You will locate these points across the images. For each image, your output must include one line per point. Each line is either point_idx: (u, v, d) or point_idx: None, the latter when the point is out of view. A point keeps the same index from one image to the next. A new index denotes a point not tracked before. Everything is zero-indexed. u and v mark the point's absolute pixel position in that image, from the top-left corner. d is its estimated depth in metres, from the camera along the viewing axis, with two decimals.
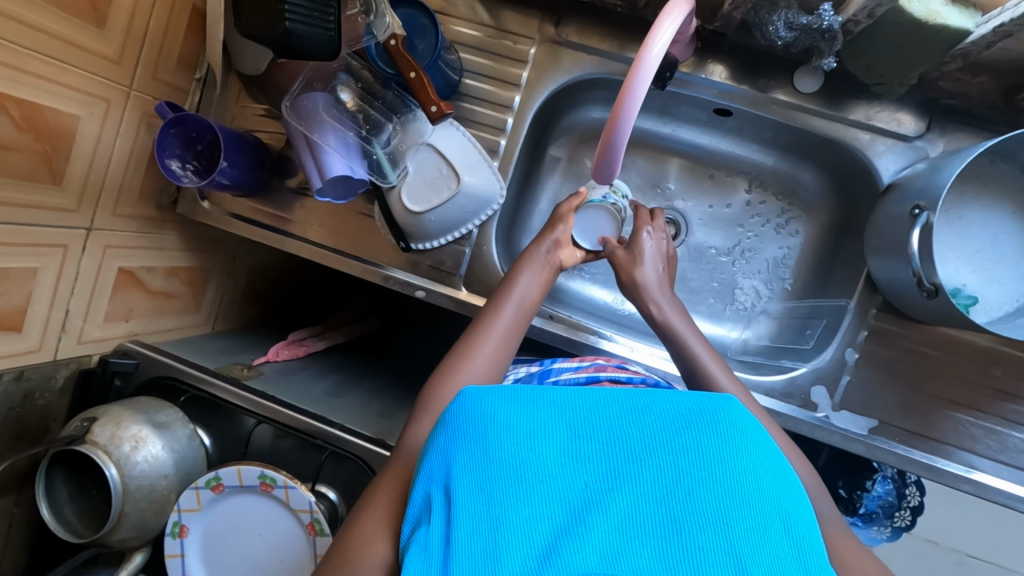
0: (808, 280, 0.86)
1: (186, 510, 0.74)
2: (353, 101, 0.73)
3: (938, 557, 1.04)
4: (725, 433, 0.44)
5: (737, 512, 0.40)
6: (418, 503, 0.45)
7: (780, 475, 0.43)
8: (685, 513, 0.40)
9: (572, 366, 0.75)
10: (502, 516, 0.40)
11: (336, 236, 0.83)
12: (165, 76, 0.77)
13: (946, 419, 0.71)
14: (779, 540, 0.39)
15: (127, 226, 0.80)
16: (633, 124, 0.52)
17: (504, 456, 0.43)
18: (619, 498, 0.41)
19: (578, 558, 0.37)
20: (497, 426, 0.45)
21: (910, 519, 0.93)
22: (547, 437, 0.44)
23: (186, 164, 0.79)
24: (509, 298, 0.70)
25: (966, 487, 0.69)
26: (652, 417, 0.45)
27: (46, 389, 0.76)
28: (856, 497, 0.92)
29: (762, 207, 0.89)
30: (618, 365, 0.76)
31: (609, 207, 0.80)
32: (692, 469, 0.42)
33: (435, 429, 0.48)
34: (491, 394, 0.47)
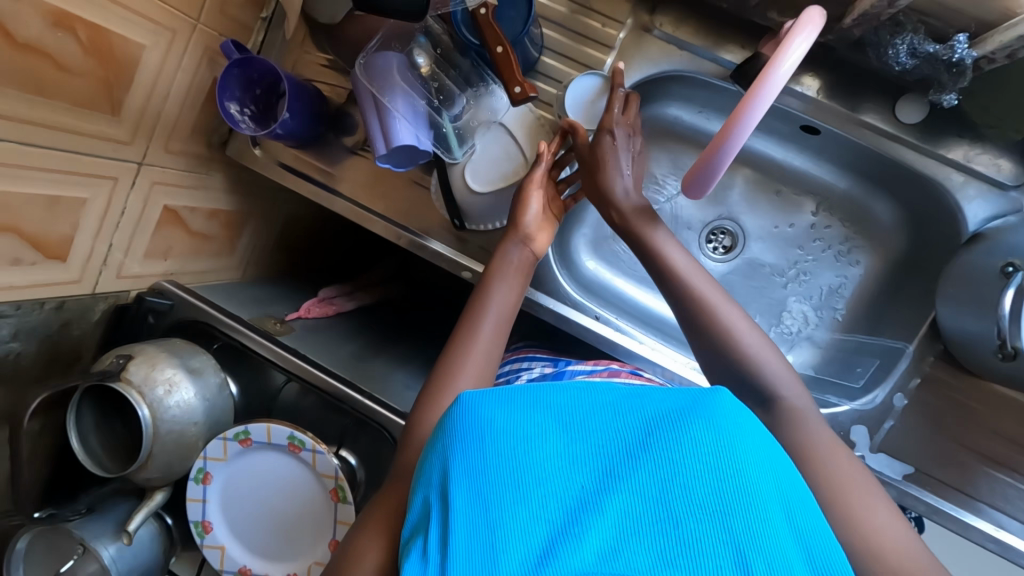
0: (862, 315, 0.83)
1: (212, 459, 0.75)
2: (428, 66, 0.69)
3: None
4: (721, 423, 0.42)
5: (737, 501, 0.38)
6: (418, 508, 0.44)
7: (775, 462, 0.42)
8: (686, 508, 0.38)
9: (586, 368, 0.76)
10: (497, 523, 0.38)
11: (386, 202, 0.81)
12: (233, 11, 0.73)
13: (983, 476, 0.69)
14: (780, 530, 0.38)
15: (176, 163, 0.77)
16: (744, 142, 0.49)
17: (497, 459, 0.41)
18: (619, 497, 0.39)
19: (577, 559, 0.36)
20: (489, 428, 0.43)
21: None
22: (541, 437, 0.42)
23: (244, 108, 0.76)
24: (485, 310, 0.65)
25: (992, 546, 0.66)
26: (652, 412, 0.43)
27: (83, 321, 0.75)
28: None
29: (827, 231, 0.86)
30: (632, 370, 0.75)
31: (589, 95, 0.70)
32: (692, 463, 0.40)
33: (435, 435, 0.46)
34: (480, 397, 0.45)
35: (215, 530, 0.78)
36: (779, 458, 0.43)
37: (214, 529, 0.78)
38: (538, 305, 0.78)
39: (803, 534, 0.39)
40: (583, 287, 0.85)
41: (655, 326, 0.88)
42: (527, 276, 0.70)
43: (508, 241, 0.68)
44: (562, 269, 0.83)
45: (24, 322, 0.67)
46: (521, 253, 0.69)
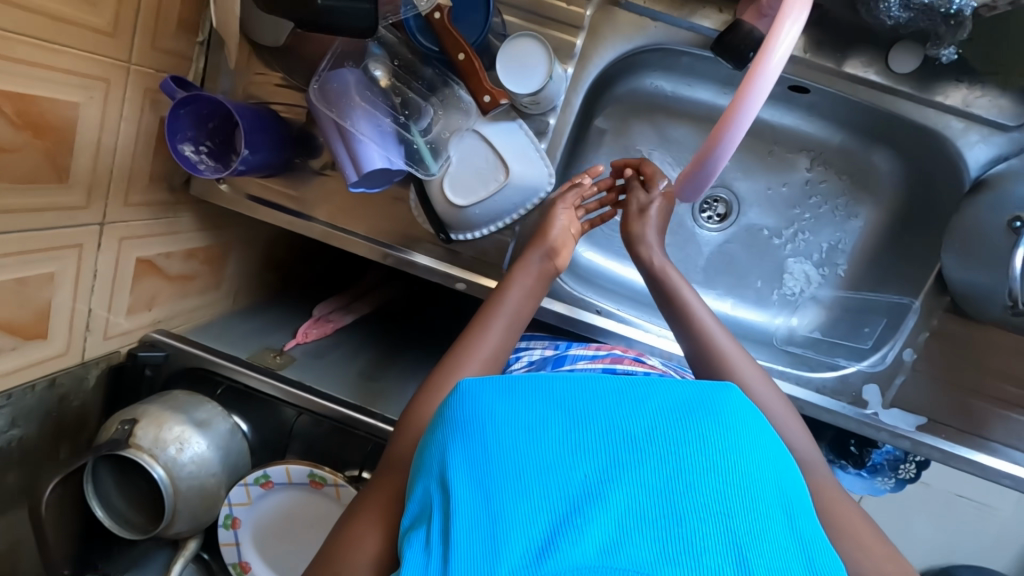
0: (864, 269, 0.82)
1: (236, 504, 0.75)
2: (387, 79, 0.64)
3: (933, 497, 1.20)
4: (723, 417, 0.43)
5: (737, 497, 0.39)
6: (419, 498, 0.44)
7: (776, 460, 0.43)
8: (687, 501, 0.38)
9: (588, 354, 0.72)
10: (499, 511, 0.38)
11: (365, 222, 0.77)
12: (166, 43, 0.67)
13: (997, 419, 0.71)
14: (781, 530, 0.38)
15: (140, 215, 0.73)
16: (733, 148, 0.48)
17: (500, 449, 0.41)
18: (619, 489, 0.38)
19: (579, 549, 0.36)
20: (493, 418, 0.43)
21: (914, 471, 1.04)
22: (543, 426, 0.42)
23: (200, 146, 0.71)
24: (496, 311, 0.64)
25: (1008, 482, 0.68)
26: (652, 405, 0.44)
27: (80, 390, 0.74)
28: (865, 454, 1.03)
29: (822, 186, 0.83)
30: (635, 358, 0.72)
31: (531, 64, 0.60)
32: (692, 459, 0.40)
33: (435, 424, 0.46)
34: (484, 385, 0.46)
35: (253, 569, 0.79)
36: (775, 457, 0.44)
37: (253, 570, 0.79)
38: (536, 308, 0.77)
39: (803, 533, 0.39)
40: (579, 281, 0.85)
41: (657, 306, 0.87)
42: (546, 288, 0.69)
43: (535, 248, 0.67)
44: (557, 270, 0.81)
45: (20, 406, 0.66)
46: (543, 265, 0.68)
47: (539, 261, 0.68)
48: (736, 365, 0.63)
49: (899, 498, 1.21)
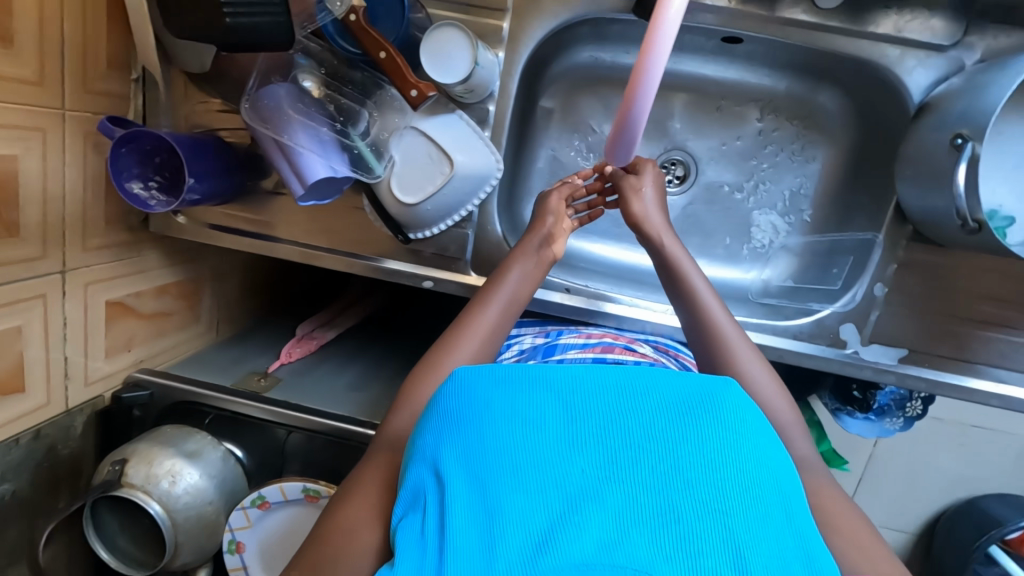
0: (828, 210, 0.82)
1: (238, 529, 0.76)
2: (319, 88, 0.64)
3: (946, 431, 1.20)
4: (726, 415, 0.42)
5: (737, 503, 0.38)
6: (412, 485, 0.44)
7: (779, 462, 0.42)
8: (685, 503, 0.38)
9: (578, 344, 0.73)
10: (498, 506, 0.39)
11: (326, 234, 0.78)
12: (99, 85, 0.68)
13: (976, 340, 0.71)
14: (782, 538, 0.37)
15: (102, 258, 0.74)
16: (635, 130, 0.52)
17: (499, 443, 0.41)
18: (617, 489, 0.38)
19: (576, 551, 0.36)
20: (495, 410, 0.43)
21: (921, 408, 1.03)
22: (547, 422, 0.42)
23: (149, 182, 0.71)
24: (497, 292, 0.68)
25: (996, 401, 0.71)
26: (654, 402, 0.42)
27: (67, 439, 0.75)
28: (869, 397, 1.02)
29: (776, 134, 0.82)
30: (626, 346, 0.74)
31: (454, 50, 0.59)
32: (692, 460, 0.39)
33: (431, 410, 0.46)
34: (486, 372, 0.45)
35: None
36: (779, 458, 0.43)
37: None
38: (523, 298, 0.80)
39: (802, 541, 0.38)
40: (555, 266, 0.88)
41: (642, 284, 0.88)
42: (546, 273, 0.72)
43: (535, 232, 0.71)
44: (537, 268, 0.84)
45: (8, 461, 0.67)
46: (544, 251, 0.72)
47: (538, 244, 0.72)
48: (734, 344, 0.63)
49: (912, 436, 1.21)
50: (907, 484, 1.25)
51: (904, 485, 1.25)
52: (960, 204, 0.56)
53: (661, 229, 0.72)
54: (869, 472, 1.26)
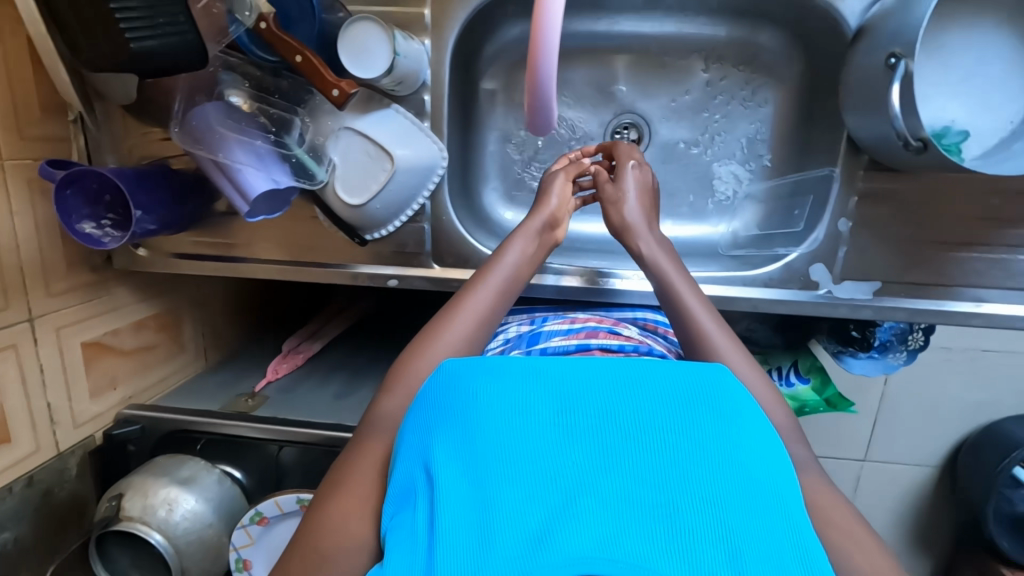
0: (786, 151, 0.80)
1: (243, 547, 0.77)
2: (248, 102, 0.63)
3: (955, 359, 1.18)
4: (714, 404, 0.48)
5: (726, 483, 0.43)
6: (402, 483, 0.49)
7: (765, 441, 0.47)
8: (673, 485, 0.42)
9: (562, 331, 0.78)
10: (491, 500, 0.43)
11: (286, 248, 0.78)
12: (36, 131, 0.68)
13: (950, 262, 0.70)
14: (774, 517, 0.42)
15: (69, 301, 0.75)
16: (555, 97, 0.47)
17: (491, 439, 0.46)
18: (610, 475, 0.43)
19: (574, 536, 0.39)
20: (485, 407, 0.48)
21: (922, 338, 1.01)
22: (538, 415, 0.47)
23: (102, 220, 0.71)
24: (495, 272, 0.69)
25: (978, 321, 0.70)
26: (646, 391, 0.49)
27: (63, 482, 0.76)
28: (869, 335, 1.01)
29: (723, 83, 0.81)
30: (610, 329, 0.79)
31: (372, 43, 0.59)
32: (682, 445, 0.44)
33: (424, 410, 0.51)
34: (481, 368, 0.52)
35: None
36: (769, 441, 0.48)
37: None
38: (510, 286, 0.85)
39: (792, 517, 0.42)
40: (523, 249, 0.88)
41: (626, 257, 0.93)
42: (546, 257, 0.74)
43: (540, 215, 0.72)
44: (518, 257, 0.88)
45: (3, 510, 0.69)
46: (545, 234, 0.74)
47: (541, 227, 0.73)
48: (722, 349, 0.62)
49: (920, 368, 1.19)
50: (923, 420, 1.24)
51: (921, 419, 1.23)
52: (897, 125, 0.56)
53: (643, 236, 0.71)
54: (884, 411, 1.24)
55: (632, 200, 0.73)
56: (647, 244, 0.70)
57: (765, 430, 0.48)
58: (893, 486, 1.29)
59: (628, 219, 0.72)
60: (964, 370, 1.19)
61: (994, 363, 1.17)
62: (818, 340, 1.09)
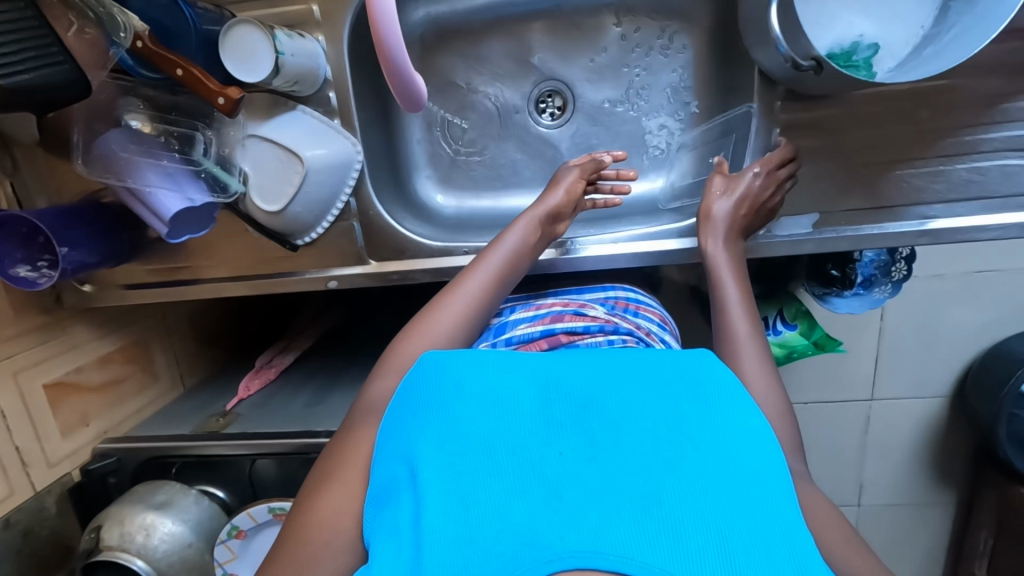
0: (712, 94, 0.78)
1: (226, 562, 0.80)
2: (150, 125, 0.64)
3: (949, 285, 1.12)
4: (701, 396, 0.49)
5: (713, 472, 0.43)
6: (386, 483, 0.50)
7: (750, 427, 0.48)
8: (659, 476, 0.43)
9: (527, 317, 0.78)
10: (474, 494, 0.43)
11: (225, 266, 0.78)
12: None
13: (889, 182, 0.67)
14: (759, 502, 0.42)
15: (22, 346, 0.77)
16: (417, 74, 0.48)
17: (475, 436, 0.47)
18: (597, 467, 0.43)
19: (561, 530, 0.40)
20: (470, 404, 0.50)
21: (905, 268, 0.98)
22: (520, 412, 0.49)
23: (38, 261, 0.73)
24: (493, 252, 0.69)
25: (925, 240, 0.67)
26: (632, 383, 0.50)
27: (43, 520, 0.79)
28: (849, 272, 0.97)
29: (639, 35, 0.80)
30: (576, 311, 0.76)
31: (253, 46, 0.59)
32: (667, 435, 0.46)
33: (408, 409, 0.53)
34: (467, 365, 0.54)
35: None
36: (756, 427, 0.49)
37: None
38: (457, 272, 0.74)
39: (780, 508, 0.43)
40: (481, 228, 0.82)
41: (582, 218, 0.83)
42: (539, 246, 0.72)
43: (542, 205, 0.71)
44: (459, 238, 0.79)
45: None
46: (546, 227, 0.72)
47: (546, 217, 0.72)
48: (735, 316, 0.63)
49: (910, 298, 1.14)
50: (928, 353, 1.18)
51: (922, 350, 1.18)
52: (783, 49, 0.58)
53: (717, 236, 0.67)
54: (884, 347, 1.18)
55: (727, 199, 0.68)
56: (714, 244, 0.67)
57: (751, 417, 0.49)
58: (903, 423, 1.25)
59: (716, 210, 0.68)
60: (961, 296, 1.13)
61: (992, 283, 1.11)
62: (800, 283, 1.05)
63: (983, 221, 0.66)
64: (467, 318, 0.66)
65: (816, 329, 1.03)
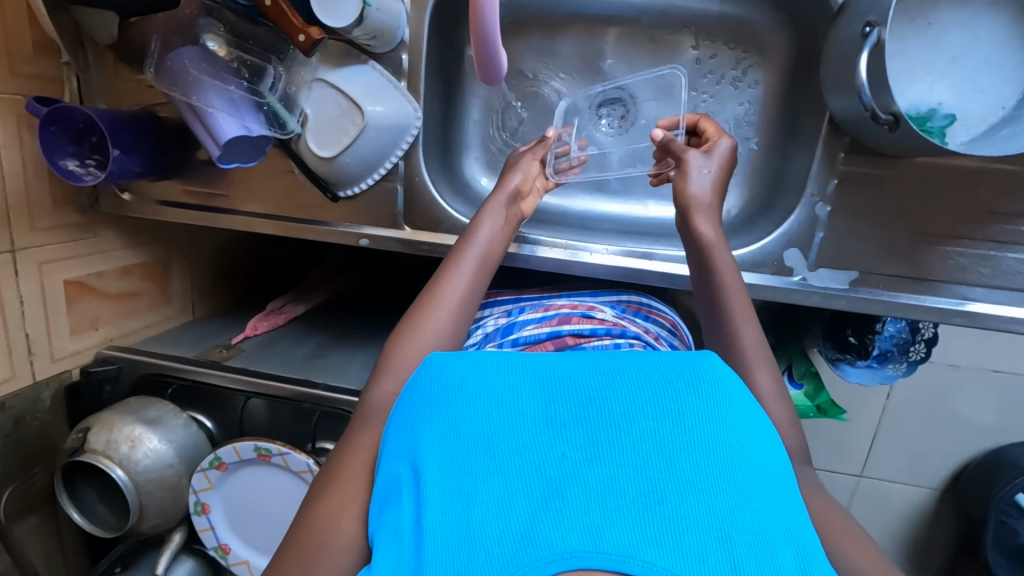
0: (774, 133, 0.79)
1: (202, 490, 0.80)
2: (225, 49, 0.65)
3: (963, 378, 1.10)
4: (708, 387, 0.48)
5: (719, 474, 0.42)
6: (391, 484, 0.50)
7: (755, 423, 0.47)
8: (664, 477, 0.42)
9: (536, 318, 0.78)
10: (475, 493, 0.43)
11: (265, 202, 0.79)
12: (27, 69, 0.71)
13: (934, 255, 0.66)
14: (766, 506, 0.42)
15: (54, 238, 0.77)
16: (503, 52, 0.49)
17: (476, 432, 0.47)
18: (599, 465, 0.43)
19: (562, 533, 0.39)
20: (472, 398, 0.49)
21: (924, 351, 0.95)
22: (521, 409, 0.48)
23: (87, 159, 0.74)
24: (469, 248, 0.68)
25: (960, 320, 0.66)
26: (633, 379, 0.49)
27: (36, 411, 0.79)
28: (868, 341, 0.94)
29: (714, 62, 0.81)
30: (584, 313, 0.77)
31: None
32: (674, 435, 0.44)
33: (407, 406, 0.53)
34: (467, 363, 0.53)
35: (233, 548, 0.83)
36: (760, 424, 0.48)
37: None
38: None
39: (784, 519, 0.42)
40: None
41: (608, 226, 0.84)
42: (515, 230, 0.73)
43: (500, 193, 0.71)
44: None
45: None
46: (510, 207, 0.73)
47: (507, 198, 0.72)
48: (749, 343, 0.62)
49: (922, 382, 1.11)
50: (931, 439, 1.15)
51: (924, 436, 1.15)
52: (865, 98, 0.55)
53: (707, 214, 0.68)
54: (885, 424, 1.16)
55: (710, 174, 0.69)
56: (709, 223, 0.67)
57: (755, 413, 0.48)
58: (891, 505, 1.22)
59: (699, 183, 0.69)
60: (974, 390, 1.10)
61: (1010, 385, 1.08)
62: (815, 342, 1.02)
63: (1020, 313, 0.65)
64: (462, 304, 0.66)
65: (821, 393, 1.01)
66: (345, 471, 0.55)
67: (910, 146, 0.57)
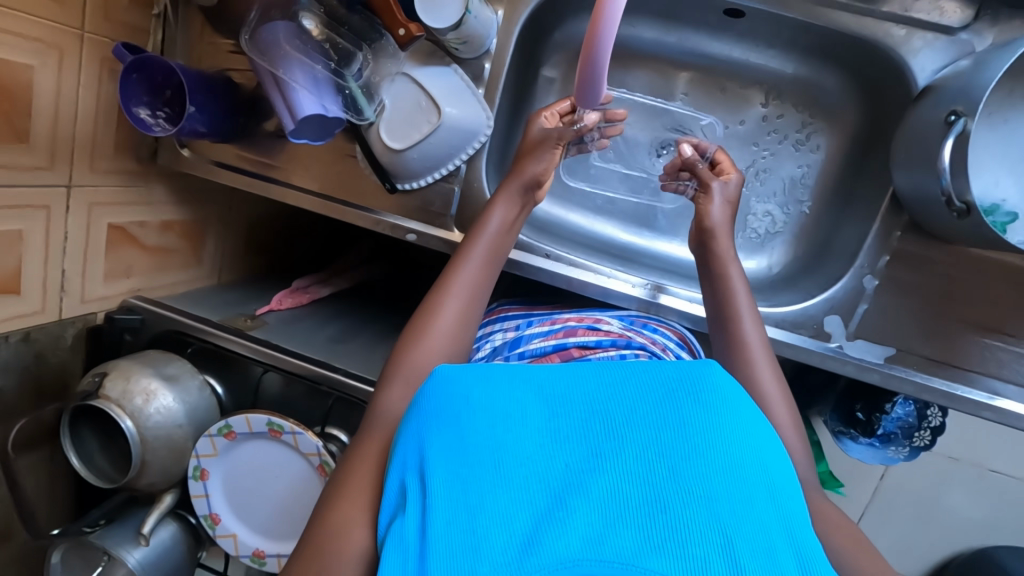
0: (828, 201, 0.81)
1: (204, 456, 0.78)
2: (318, 28, 0.67)
3: (960, 473, 1.08)
4: (713, 397, 0.45)
5: (725, 486, 0.40)
6: (394, 493, 0.46)
7: (760, 433, 0.44)
8: (668, 488, 0.40)
9: (543, 331, 0.72)
10: (479, 500, 0.41)
11: (320, 181, 0.79)
12: (119, 15, 0.73)
13: (973, 345, 0.67)
14: (772, 522, 0.39)
15: (109, 181, 0.78)
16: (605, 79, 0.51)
17: (478, 436, 0.44)
18: (602, 478, 0.41)
19: (564, 546, 0.38)
20: (474, 402, 0.47)
21: (928, 439, 0.94)
22: (525, 416, 0.46)
23: (157, 111, 0.75)
24: (478, 243, 0.68)
25: (988, 414, 0.65)
26: (637, 389, 0.47)
27: (57, 348, 0.79)
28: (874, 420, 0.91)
29: (780, 121, 0.83)
30: (590, 325, 0.71)
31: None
32: (677, 446, 0.42)
33: (408, 412, 0.50)
34: (472, 373, 0.49)
35: (223, 520, 0.82)
36: (768, 438, 0.45)
37: (268, 555, 0.82)
38: (533, 268, 0.76)
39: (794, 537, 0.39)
40: (551, 238, 0.82)
41: (651, 262, 0.85)
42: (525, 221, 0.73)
43: (517, 178, 0.70)
44: (543, 241, 0.80)
45: None
46: (524, 195, 0.71)
47: (523, 187, 0.71)
48: (775, 399, 0.59)
49: (925, 471, 1.10)
50: (921, 529, 1.14)
51: (915, 525, 1.14)
52: (944, 181, 0.58)
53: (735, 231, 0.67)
54: (876, 506, 1.15)
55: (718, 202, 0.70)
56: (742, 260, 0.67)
57: (763, 427, 0.45)
58: None
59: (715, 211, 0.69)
60: (971, 487, 1.09)
61: (1009, 488, 1.07)
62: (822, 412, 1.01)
63: None
64: (470, 304, 0.65)
65: (821, 462, 1.01)
66: (364, 463, 0.54)
67: (975, 236, 0.59)
